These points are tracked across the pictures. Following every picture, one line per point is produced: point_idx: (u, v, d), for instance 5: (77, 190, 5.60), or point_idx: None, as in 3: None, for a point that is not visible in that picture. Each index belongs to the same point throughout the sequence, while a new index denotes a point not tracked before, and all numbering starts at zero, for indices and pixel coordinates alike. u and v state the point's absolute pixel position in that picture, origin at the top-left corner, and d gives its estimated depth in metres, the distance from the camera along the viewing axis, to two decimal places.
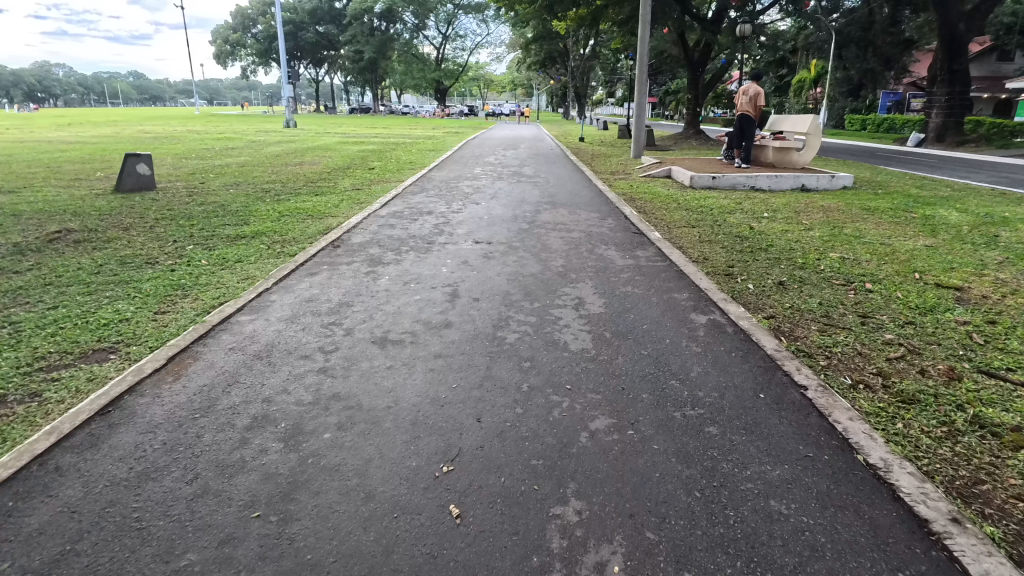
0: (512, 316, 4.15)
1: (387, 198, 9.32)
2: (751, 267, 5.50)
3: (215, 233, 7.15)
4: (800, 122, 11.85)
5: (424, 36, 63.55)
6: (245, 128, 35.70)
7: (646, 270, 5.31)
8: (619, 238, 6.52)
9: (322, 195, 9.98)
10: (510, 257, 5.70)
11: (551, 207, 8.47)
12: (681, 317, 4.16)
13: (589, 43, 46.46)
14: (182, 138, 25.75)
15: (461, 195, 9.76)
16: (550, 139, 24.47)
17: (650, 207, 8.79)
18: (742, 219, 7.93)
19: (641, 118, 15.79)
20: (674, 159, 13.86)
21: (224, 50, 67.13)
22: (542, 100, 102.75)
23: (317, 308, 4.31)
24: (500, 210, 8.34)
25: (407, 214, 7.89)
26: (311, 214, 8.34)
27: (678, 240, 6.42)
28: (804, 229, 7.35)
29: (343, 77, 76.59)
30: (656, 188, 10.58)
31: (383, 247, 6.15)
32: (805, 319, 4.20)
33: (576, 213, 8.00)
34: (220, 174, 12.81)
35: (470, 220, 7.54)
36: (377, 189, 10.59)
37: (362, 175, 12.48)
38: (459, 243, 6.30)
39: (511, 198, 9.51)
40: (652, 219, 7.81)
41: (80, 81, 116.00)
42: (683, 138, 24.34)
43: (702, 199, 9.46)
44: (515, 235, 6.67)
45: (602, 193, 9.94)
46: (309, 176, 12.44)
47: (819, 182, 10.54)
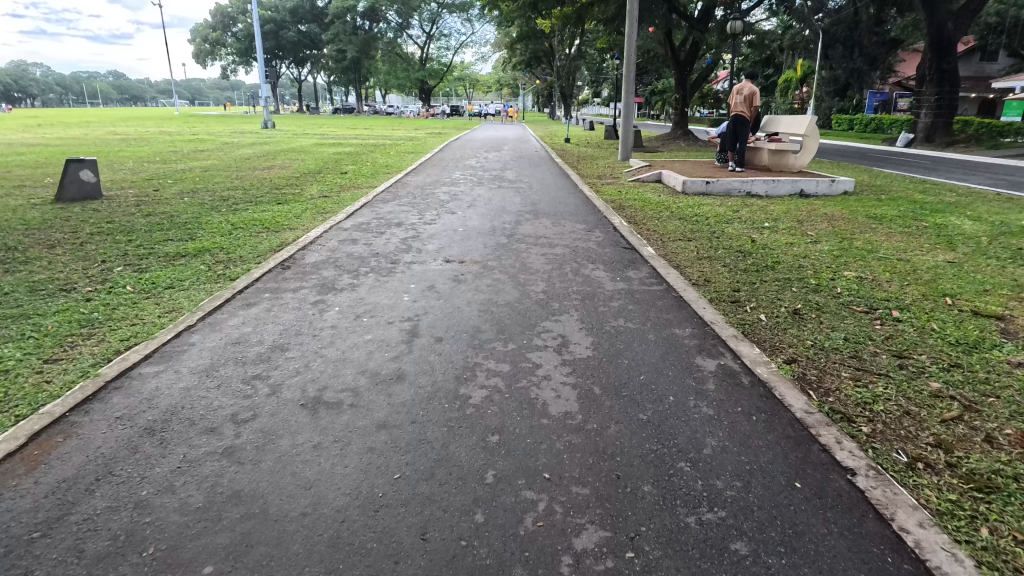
0: (480, 363, 3.40)
1: (354, 208, 8.51)
2: (760, 291, 4.80)
3: (153, 251, 6.29)
4: (797, 123, 11.20)
5: (408, 35, 62.59)
6: (221, 129, 34.62)
7: (640, 297, 4.59)
8: (608, 256, 5.78)
9: (283, 204, 9.11)
10: (483, 280, 4.96)
11: (532, 217, 7.73)
12: (684, 363, 3.43)
13: (575, 42, 45.88)
14: (152, 140, 24.69)
15: (436, 203, 8.99)
16: (535, 140, 23.78)
17: (641, 216, 8.09)
18: (742, 230, 7.26)
19: (628, 119, 15.10)
20: (664, 161, 13.18)
21: (204, 49, 65.68)
22: (528, 101, 102.14)
23: (243, 355, 3.53)
24: (477, 220, 7.59)
25: (373, 227, 7.11)
26: (267, 227, 7.53)
27: (674, 258, 5.70)
28: (810, 242, 6.69)
29: (326, 77, 75.28)
30: (645, 194, 9.90)
31: (340, 269, 5.39)
32: (832, 363, 3.51)
33: (561, 224, 7.26)
34: (179, 179, 11.91)
35: (442, 234, 6.79)
36: (346, 197, 9.78)
37: (333, 181, 11.64)
38: (426, 263, 5.55)
39: (490, 206, 8.76)
40: (643, 230, 7.11)
41: (57, 81, 113.39)
42: (671, 140, 23.72)
43: (695, 206, 8.79)
44: (492, 252, 5.93)
45: (588, 200, 9.24)
46: (275, 182, 11.58)
47: (818, 187, 9.90)
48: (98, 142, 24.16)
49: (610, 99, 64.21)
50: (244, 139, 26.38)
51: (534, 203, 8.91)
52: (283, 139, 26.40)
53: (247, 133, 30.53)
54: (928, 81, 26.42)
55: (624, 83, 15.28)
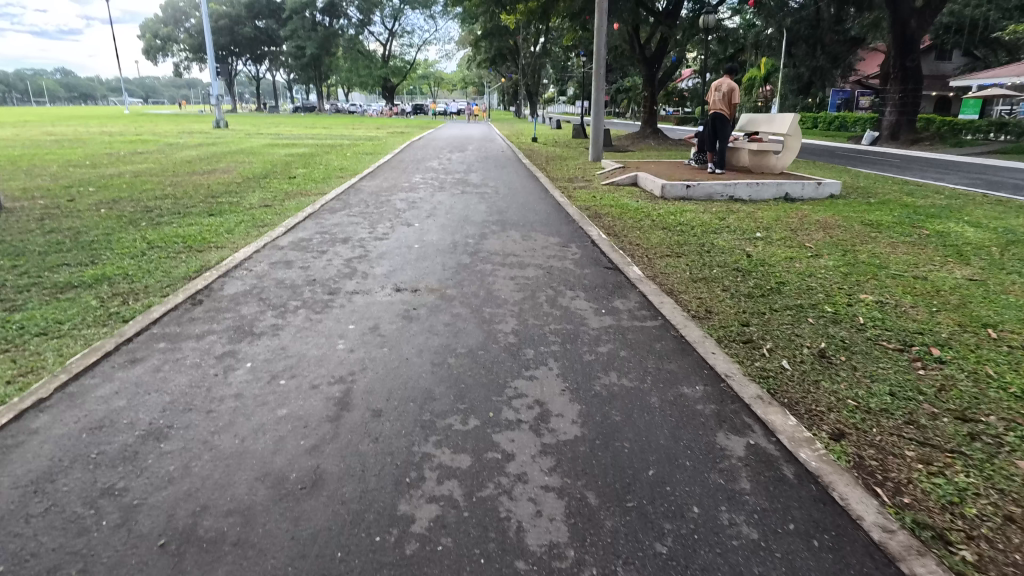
0: (430, 456, 2.49)
1: (296, 219, 7.49)
2: (773, 326, 4.01)
3: (38, 281, 5.16)
4: (778, 121, 10.57)
5: (370, 32, 60.90)
6: (170, 129, 32.75)
7: (634, 336, 3.74)
8: (589, 280, 4.91)
9: (216, 216, 7.99)
10: (441, 317, 4.05)
11: (499, 229, 6.84)
12: (704, 444, 2.58)
13: (540, 39, 45.14)
14: (88, 141, 22.90)
15: (390, 212, 8.03)
16: (502, 140, 22.94)
17: (620, 224, 7.30)
18: (733, 242, 6.52)
19: (599, 118, 14.32)
20: (638, 162, 12.46)
21: (155, 45, 62.66)
22: (494, 99, 101.35)
23: (99, 451, 2.54)
24: (437, 233, 6.67)
25: (313, 245, 6.11)
26: (190, 245, 6.45)
27: (666, 281, 4.88)
28: (811, 255, 5.99)
29: (285, 74, 72.91)
30: (622, 199, 9.12)
31: (265, 302, 4.40)
32: (890, 435, 2.71)
33: (532, 238, 6.39)
34: (104, 186, 10.62)
35: (394, 252, 5.85)
36: (291, 205, 8.73)
37: (279, 187, 10.53)
38: (372, 293, 4.60)
39: (451, 215, 7.85)
40: (625, 243, 6.29)
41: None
42: (640, 139, 23.13)
43: (679, 213, 8.03)
44: (453, 276, 5.02)
45: (560, 207, 8.41)
46: (214, 188, 10.41)
47: (803, 190, 9.31)
48: (28, 142, 22.25)
49: (576, 97, 63.79)
50: (192, 139, 24.78)
51: (501, 211, 8.03)
52: (235, 139, 24.88)
53: (197, 133, 28.81)
54: (892, 79, 26.44)
55: (593, 80, 14.49)
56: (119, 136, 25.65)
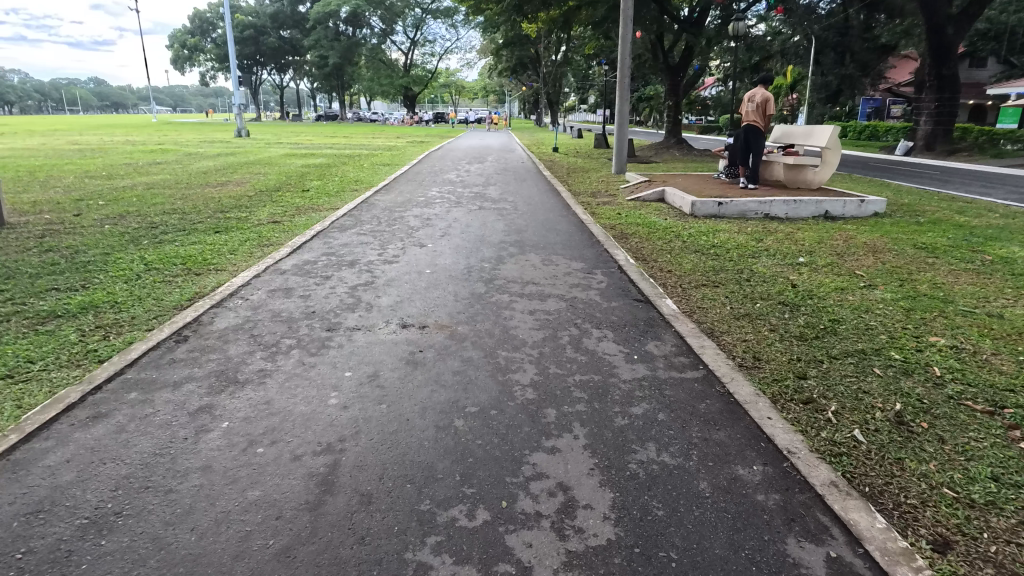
0: (427, 567, 1.99)
1: (303, 238, 7.10)
2: (835, 379, 3.45)
3: (20, 308, 4.77)
4: (816, 134, 9.93)
5: (391, 41, 61.23)
6: (191, 138, 32.90)
7: (673, 392, 3.21)
8: (617, 315, 4.39)
9: (221, 233, 7.63)
10: (450, 364, 3.55)
11: (518, 252, 6.36)
12: (772, 559, 2.04)
13: (561, 48, 44.80)
14: (109, 150, 22.98)
15: (403, 231, 7.60)
16: (521, 150, 22.53)
17: (649, 246, 6.77)
18: (774, 268, 5.95)
19: (623, 129, 13.79)
20: (664, 175, 11.90)
21: (182, 55, 63.59)
22: (514, 108, 101.59)
23: (26, 551, 2.08)
24: (451, 256, 6.21)
25: (317, 269, 5.68)
26: (189, 267, 6.06)
27: (705, 318, 4.34)
28: (863, 286, 5.41)
29: (308, 83, 73.68)
30: (649, 216, 8.59)
31: (256, 341, 3.96)
32: (1008, 545, 2.15)
33: (553, 262, 5.89)
34: (115, 199, 10.37)
35: (403, 278, 5.39)
36: (300, 222, 8.34)
37: (291, 201, 10.19)
38: (375, 329, 4.13)
39: (467, 234, 7.39)
40: (656, 269, 5.76)
41: (33, 87, 110.51)
42: (664, 149, 22.55)
43: (711, 233, 7.47)
44: (466, 310, 4.54)
45: (583, 225, 7.91)
46: (224, 202, 10.10)
47: (845, 208, 8.67)
48: (52, 151, 22.41)
49: (596, 105, 63.31)
50: (212, 148, 24.80)
51: (519, 230, 7.54)
52: (254, 148, 24.81)
53: (217, 141, 28.89)
54: (926, 87, 25.49)
55: (617, 90, 13.98)
56: (141, 145, 25.77)
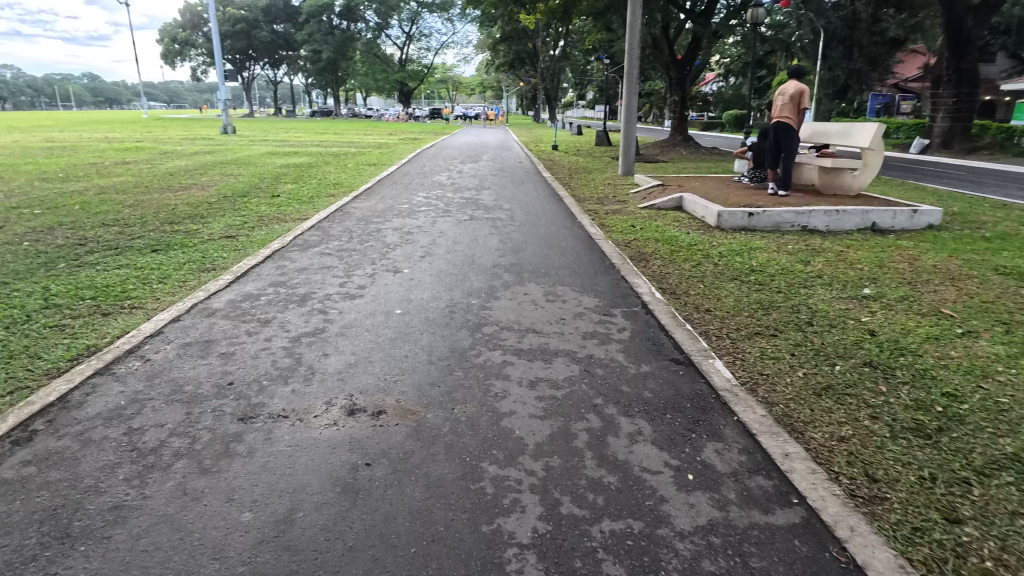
0: None
1: (254, 260, 5.84)
2: (1007, 523, 2.21)
3: None
4: (855, 133, 8.68)
5: (387, 35, 59.76)
6: (175, 135, 31.55)
7: (765, 565, 1.97)
8: (651, 391, 3.15)
9: (160, 253, 6.37)
10: (408, 495, 2.31)
11: (514, 281, 5.11)
12: None
13: (561, 42, 43.48)
14: (81, 148, 21.64)
15: (376, 249, 6.35)
16: (519, 148, 21.25)
17: (674, 271, 5.53)
18: (838, 305, 4.71)
19: (630, 127, 12.54)
20: (678, 178, 10.63)
21: (173, 49, 61.69)
22: (511, 104, 100.20)
23: None
24: (431, 287, 4.96)
25: (255, 310, 4.43)
26: (98, 303, 4.79)
27: (776, 397, 3.11)
28: (962, 331, 4.17)
29: (303, 80, 72.23)
30: (668, 229, 7.36)
31: (133, 443, 2.70)
32: None
33: (558, 299, 4.64)
34: (55, 207, 9.12)
35: (364, 323, 4.13)
36: (256, 237, 7.08)
37: (256, 209, 8.91)
38: (308, 420, 2.88)
39: (453, 253, 6.16)
40: (690, 306, 4.52)
41: (25, 82, 108.65)
42: (671, 147, 21.27)
43: (745, 253, 6.25)
44: (442, 379, 3.29)
45: (591, 241, 6.67)
46: (178, 210, 8.82)
47: (895, 220, 7.44)
48: (21, 150, 21.08)
49: (596, 101, 62.02)
50: (193, 146, 23.45)
51: (517, 248, 6.28)
52: (237, 146, 23.47)
53: (201, 139, 27.56)
54: (944, 82, 24.28)
55: (625, 82, 12.68)
56: (120, 142, 24.43)
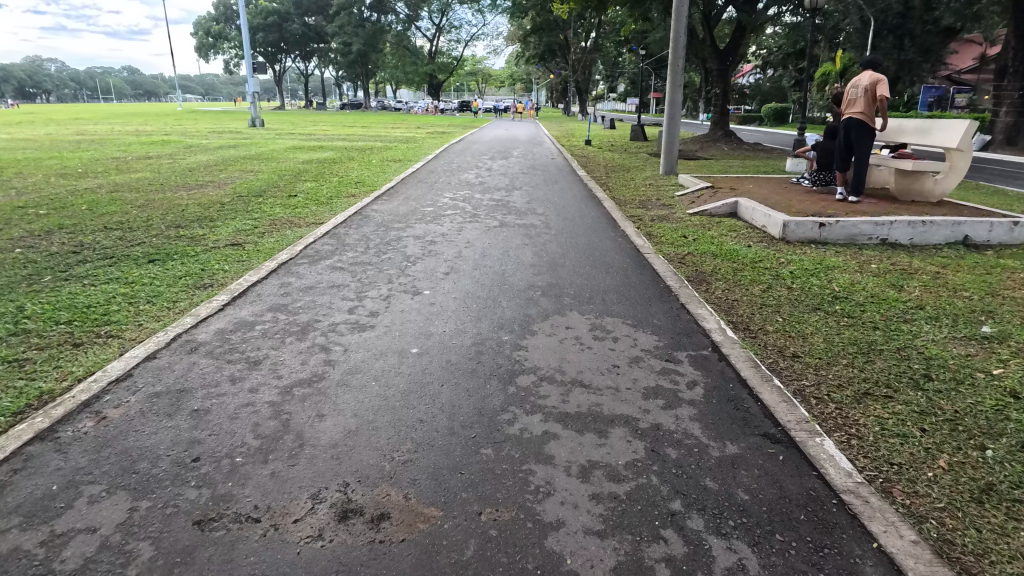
0: None
1: (255, 276, 5.15)
2: None
3: None
4: (938, 132, 7.61)
5: (416, 28, 59.19)
6: (205, 129, 31.51)
7: None
8: (746, 493, 2.33)
9: (156, 264, 5.75)
10: None
11: (553, 308, 4.31)
12: None
13: (593, 33, 42.26)
14: (109, 142, 21.49)
15: (394, 262, 5.62)
16: (550, 143, 20.39)
17: (742, 296, 4.68)
18: (957, 350, 3.80)
19: (674, 122, 11.57)
20: (729, 179, 9.64)
21: (206, 43, 62.34)
22: (540, 96, 99.08)
23: None
24: (455, 315, 4.19)
25: (246, 345, 3.73)
26: (71, 329, 4.14)
27: (922, 507, 2.27)
28: None
29: (334, 72, 72.32)
30: (725, 240, 6.49)
31: (51, 560, 2.00)
32: None
33: (608, 336, 3.82)
34: (61, 207, 8.62)
35: (372, 369, 3.38)
36: (265, 246, 6.42)
37: (269, 210, 8.27)
38: (286, 528, 2.15)
39: (481, 269, 5.38)
40: (772, 349, 3.67)
41: (67, 75, 111.36)
42: (711, 143, 20.15)
43: (820, 274, 5.36)
44: (466, 462, 2.52)
45: (639, 254, 5.82)
46: (188, 212, 8.23)
47: (992, 233, 6.41)
48: (50, 143, 21.02)
49: (629, 94, 60.52)
50: (219, 139, 23.15)
51: (554, 264, 5.48)
52: (263, 140, 23.08)
53: (226, 133, 27.29)
54: (1008, 73, 22.56)
55: (668, 73, 11.72)
56: (148, 136, 24.27)
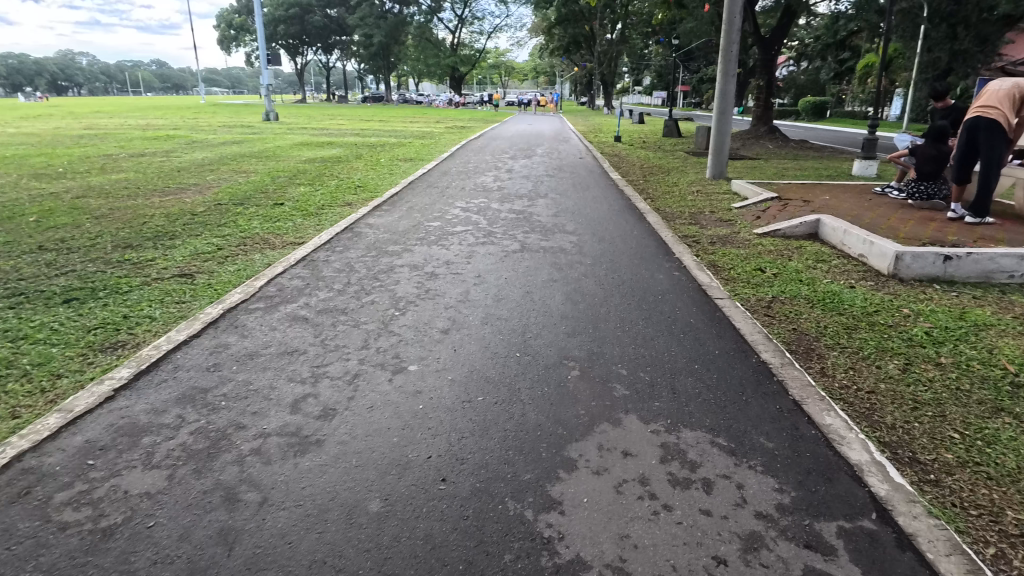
0: None
1: (181, 334, 3.76)
2: None
3: None
4: None
5: (439, 19, 57.73)
6: (219, 122, 30.56)
7: None
8: None
9: (69, 305, 4.40)
10: None
11: (599, 409, 2.83)
12: None
13: (622, 22, 40.38)
14: (112, 137, 20.49)
15: (378, 309, 4.19)
16: (577, 140, 18.85)
17: (879, 383, 3.15)
18: None
19: (724, 118, 9.97)
20: (797, 187, 8.02)
21: (229, 36, 62.02)
22: (564, 89, 97.04)
23: None
24: (450, 422, 2.73)
25: (112, 484, 2.33)
26: None
27: None
28: None
29: (355, 64, 71.36)
30: (818, 277, 4.93)
31: None
32: None
33: (695, 477, 2.34)
34: (9, 217, 7.39)
35: (295, 559, 1.95)
36: (219, 278, 5.01)
37: (244, 224, 6.90)
38: None
39: (493, 322, 3.92)
40: (981, 516, 2.16)
41: (97, 68, 112.60)
42: (753, 141, 18.38)
43: (972, 338, 3.80)
44: None
45: (710, 301, 4.29)
46: (147, 226, 6.87)
47: None
48: (52, 138, 20.01)
49: (656, 87, 58.40)
50: (226, 134, 21.97)
51: (595, 317, 3.98)
52: (272, 135, 21.88)
53: (239, 127, 26.26)
54: None
55: (719, 60, 10.05)
56: (154, 130, 23.23)
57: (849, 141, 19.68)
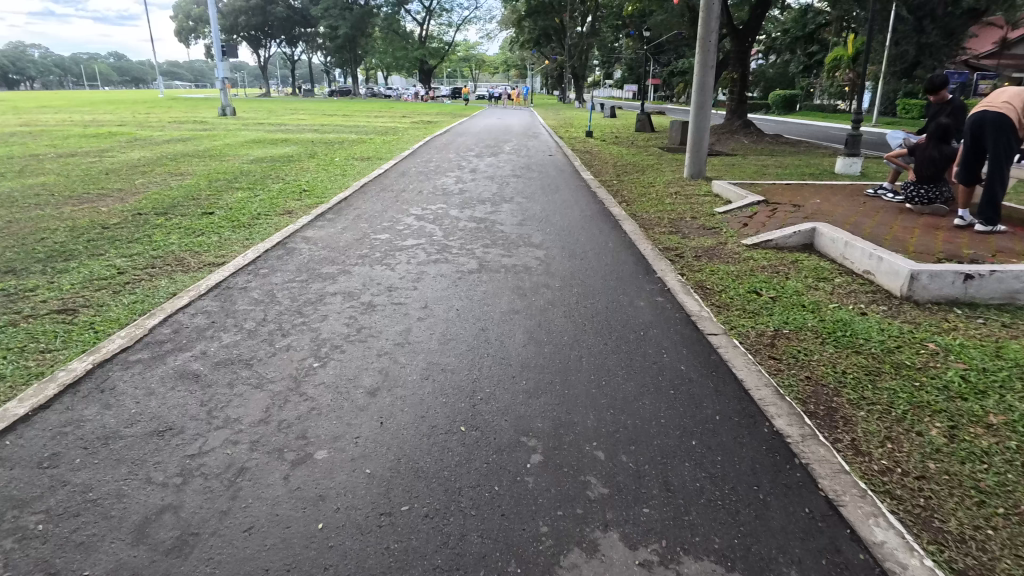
0: None
1: (22, 404, 2.85)
2: None
3: None
4: None
5: (407, 11, 56.36)
6: (173, 117, 29.00)
7: None
8: None
9: None
10: None
11: (567, 526, 2.06)
12: None
13: (592, 14, 39.70)
14: (47, 134, 18.98)
15: (293, 358, 3.34)
16: (548, 135, 18.09)
17: (926, 464, 2.43)
18: None
19: (703, 114, 9.31)
20: (784, 190, 7.36)
21: (187, 27, 59.71)
22: (536, 82, 96.21)
23: None
24: (357, 558, 1.93)
25: None
26: None
27: None
28: None
29: (321, 57, 69.46)
30: (822, 301, 4.25)
31: None
32: None
33: None
34: None
35: None
36: (105, 316, 4.07)
37: (160, 240, 5.94)
38: None
39: (435, 376, 3.11)
40: None
41: (50, 60, 107.92)
42: (727, 136, 17.86)
43: (1019, 384, 3.11)
44: None
45: (702, 339, 3.55)
46: (42, 244, 5.85)
47: None
48: None
49: (627, 80, 58.07)
50: (174, 131, 20.59)
51: (563, 367, 3.20)
52: (224, 131, 20.60)
53: (191, 123, 24.85)
54: None
55: (696, 51, 9.38)
56: (98, 127, 21.74)
57: (824, 135, 19.30)
